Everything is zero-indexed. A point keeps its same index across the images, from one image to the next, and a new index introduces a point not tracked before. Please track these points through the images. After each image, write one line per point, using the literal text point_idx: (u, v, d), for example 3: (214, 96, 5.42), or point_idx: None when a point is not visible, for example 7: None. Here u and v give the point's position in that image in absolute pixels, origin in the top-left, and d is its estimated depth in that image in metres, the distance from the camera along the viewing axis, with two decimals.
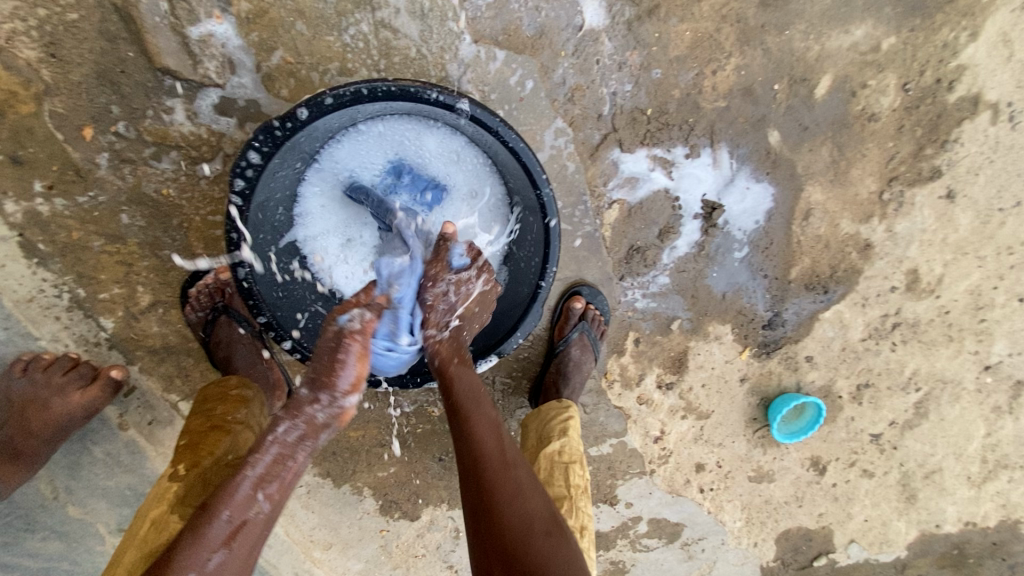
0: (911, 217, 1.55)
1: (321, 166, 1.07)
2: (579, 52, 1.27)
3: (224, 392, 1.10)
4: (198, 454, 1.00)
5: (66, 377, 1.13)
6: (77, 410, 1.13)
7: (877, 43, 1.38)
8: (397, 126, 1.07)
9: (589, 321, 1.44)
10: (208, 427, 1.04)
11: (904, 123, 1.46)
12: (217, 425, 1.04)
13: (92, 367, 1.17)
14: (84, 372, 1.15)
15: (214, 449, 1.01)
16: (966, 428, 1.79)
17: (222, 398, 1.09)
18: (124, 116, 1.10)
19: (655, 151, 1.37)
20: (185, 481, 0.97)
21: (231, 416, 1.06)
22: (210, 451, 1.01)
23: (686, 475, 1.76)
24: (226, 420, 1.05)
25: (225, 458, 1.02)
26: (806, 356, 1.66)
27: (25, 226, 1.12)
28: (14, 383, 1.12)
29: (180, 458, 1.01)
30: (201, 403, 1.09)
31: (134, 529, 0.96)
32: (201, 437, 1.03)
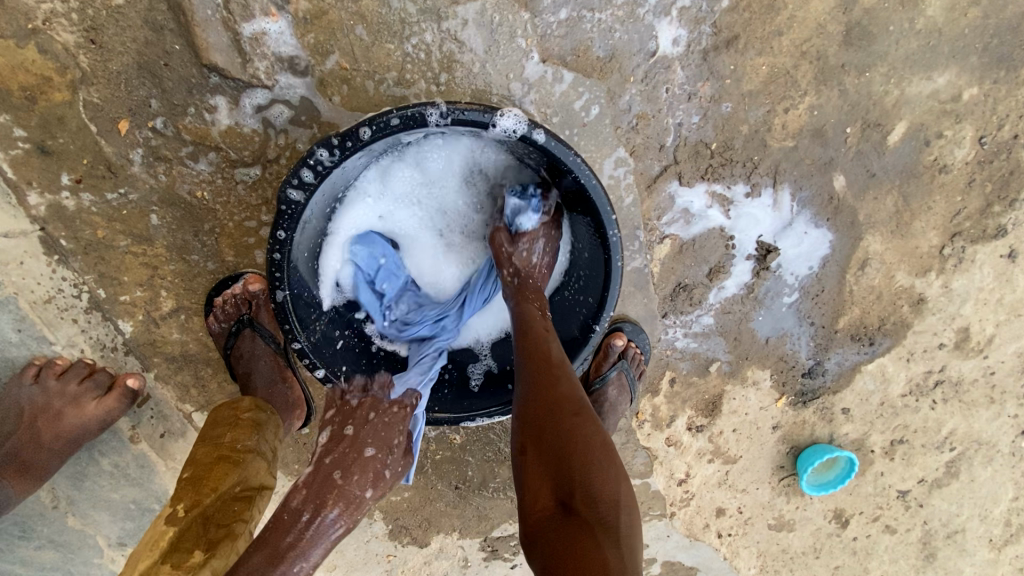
0: (969, 274, 1.47)
1: (368, 176, 0.99)
2: (648, 79, 1.19)
3: (235, 415, 1.02)
4: (201, 490, 0.92)
5: (82, 386, 1.07)
6: (92, 420, 1.08)
7: (958, 92, 1.30)
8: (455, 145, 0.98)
9: (629, 359, 1.37)
10: (213, 458, 0.95)
11: (975, 177, 1.38)
12: (224, 455, 0.96)
13: (109, 376, 1.11)
14: (101, 380, 1.09)
15: (219, 484, 0.92)
16: (999, 492, 1.72)
17: (230, 424, 1.00)
18: (163, 111, 1.02)
19: (715, 187, 1.29)
20: (182, 525, 0.87)
21: (240, 444, 0.98)
22: (214, 486, 0.92)
23: (706, 520, 1.68)
24: (234, 450, 0.97)
25: (229, 494, 0.92)
26: (842, 408, 1.59)
27: (48, 220, 1.05)
28: (26, 390, 1.07)
29: (181, 495, 0.92)
30: (209, 428, 1.00)
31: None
32: (206, 470, 0.94)
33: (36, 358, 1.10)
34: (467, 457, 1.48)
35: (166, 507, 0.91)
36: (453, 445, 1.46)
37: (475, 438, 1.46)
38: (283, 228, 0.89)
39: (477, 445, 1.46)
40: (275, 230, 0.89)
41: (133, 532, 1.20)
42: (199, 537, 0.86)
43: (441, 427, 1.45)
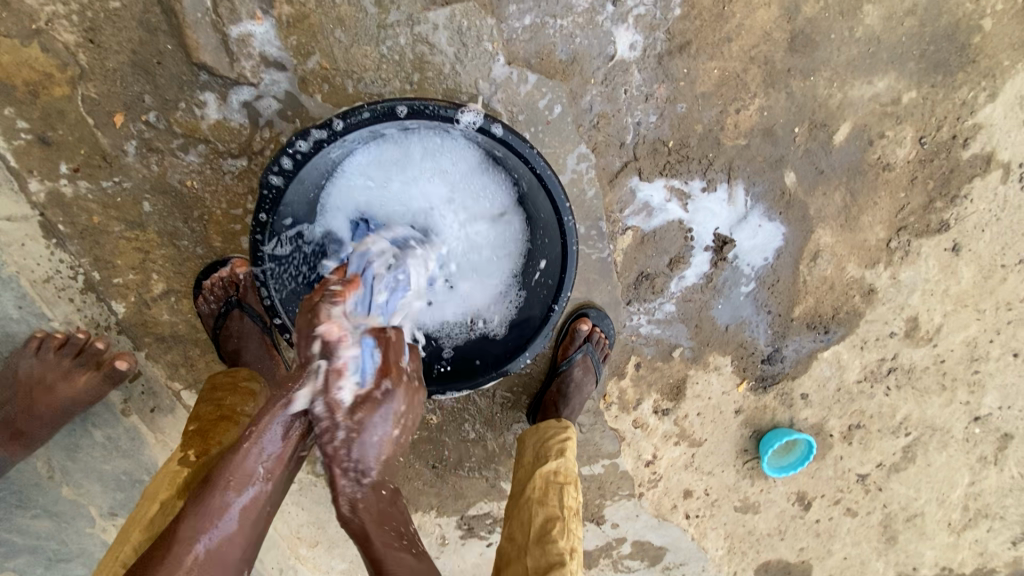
0: (915, 266, 1.57)
1: (354, 164, 1.08)
2: (608, 81, 1.29)
3: (233, 382, 1.12)
4: (208, 442, 1.03)
5: (75, 360, 1.15)
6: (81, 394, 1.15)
7: (898, 96, 1.41)
8: (433, 142, 1.07)
9: (594, 343, 1.46)
10: (217, 416, 1.06)
11: (917, 176, 1.48)
12: (227, 415, 1.07)
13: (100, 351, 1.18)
14: (91, 356, 1.17)
15: (223, 438, 1.04)
16: (951, 475, 1.82)
17: (232, 388, 1.11)
18: (155, 106, 1.11)
19: (673, 182, 1.39)
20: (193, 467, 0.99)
21: (241, 407, 1.09)
22: (219, 439, 1.03)
23: (674, 501, 1.77)
24: (236, 411, 1.07)
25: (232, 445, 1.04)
26: (801, 393, 1.69)
27: (47, 206, 1.13)
28: (25, 363, 1.14)
29: (190, 444, 1.03)
30: (212, 391, 1.10)
31: (137, 513, 0.97)
32: (211, 426, 1.05)
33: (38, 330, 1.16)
34: (443, 438, 1.56)
35: (177, 453, 1.03)
36: (429, 425, 1.54)
37: (451, 419, 1.55)
38: (265, 211, 1.01)
39: (453, 426, 1.55)
40: (258, 212, 1.00)
41: (124, 503, 1.28)
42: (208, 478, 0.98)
43: (418, 407, 1.53)
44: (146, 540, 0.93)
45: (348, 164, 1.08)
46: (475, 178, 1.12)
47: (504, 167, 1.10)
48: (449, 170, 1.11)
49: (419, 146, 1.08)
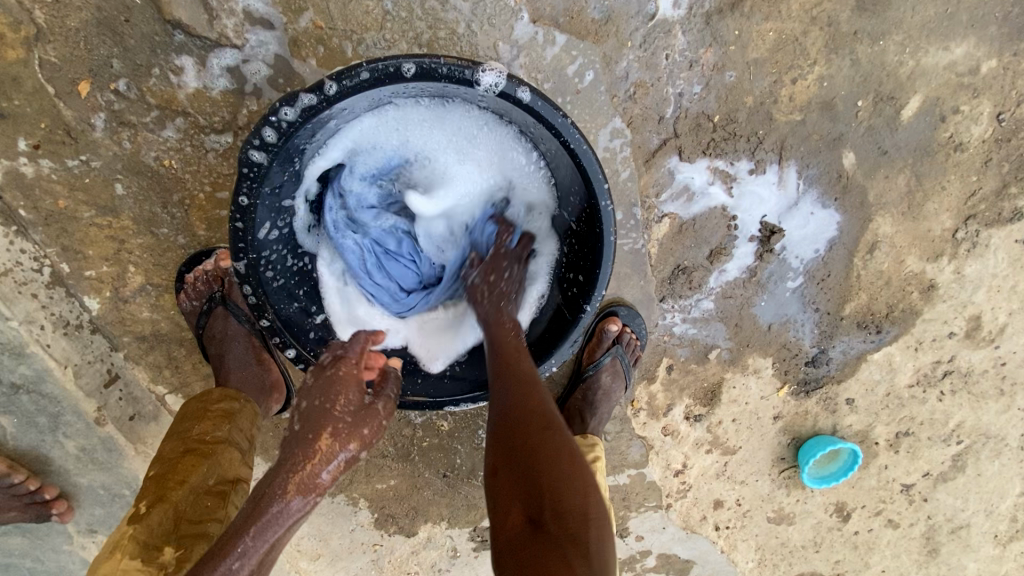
0: (983, 259, 1.40)
1: (347, 135, 0.91)
2: (646, 45, 1.12)
3: (204, 406, 0.96)
4: (167, 485, 0.86)
5: None
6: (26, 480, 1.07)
7: (976, 64, 1.23)
8: (442, 111, 0.91)
9: (624, 345, 1.31)
10: (180, 453, 0.90)
11: (993, 157, 1.30)
12: (192, 450, 0.90)
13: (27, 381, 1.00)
14: None
15: (187, 478, 0.87)
16: (1006, 487, 1.66)
17: (199, 415, 0.95)
18: (126, 72, 0.96)
19: (717, 162, 1.23)
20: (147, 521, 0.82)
21: (210, 436, 0.92)
22: (181, 480, 0.86)
23: (703, 512, 1.63)
24: (204, 442, 0.91)
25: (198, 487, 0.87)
26: (847, 398, 1.53)
27: (6, 188, 0.99)
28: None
29: (145, 491, 0.86)
30: (177, 421, 0.95)
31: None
32: (172, 464, 0.89)
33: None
34: (455, 445, 1.43)
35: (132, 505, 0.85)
36: (441, 431, 1.41)
37: (464, 425, 1.41)
38: (246, 193, 0.84)
39: (466, 432, 1.42)
40: (237, 195, 0.84)
41: (103, 518, 1.16)
42: (169, 533, 0.82)
43: (429, 412, 1.39)
44: None
45: (341, 134, 0.91)
46: (491, 153, 0.96)
47: (527, 141, 0.93)
48: (459, 143, 0.94)
49: (429, 117, 0.92)
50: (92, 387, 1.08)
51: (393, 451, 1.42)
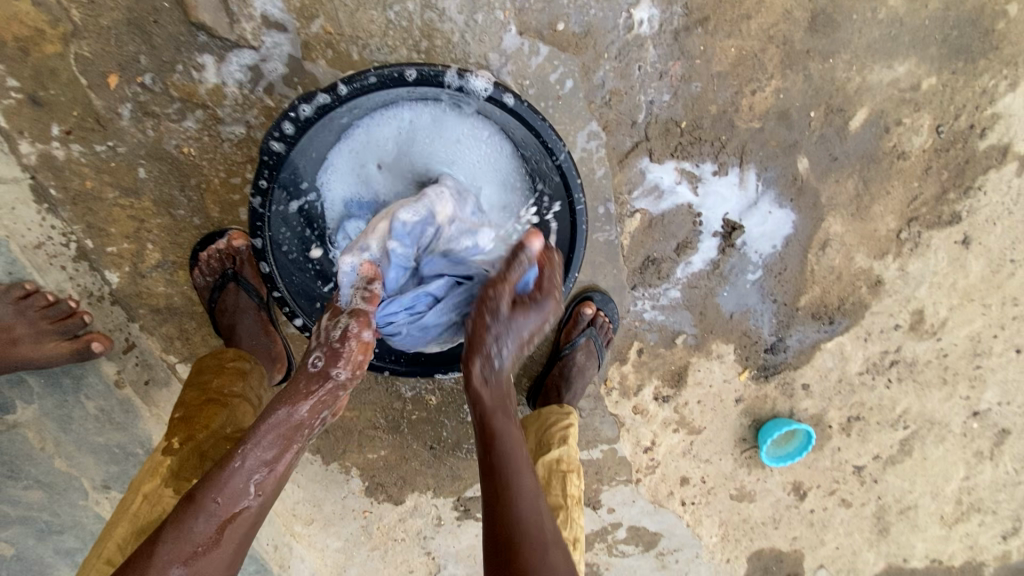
0: (924, 258, 1.55)
1: (368, 130, 1.05)
2: (622, 57, 1.25)
3: (221, 363, 1.09)
4: (192, 427, 1.00)
5: (54, 326, 1.11)
6: (85, 315, 1.15)
7: (917, 82, 1.38)
8: (451, 119, 1.05)
9: (597, 327, 1.44)
10: (202, 401, 1.03)
11: (932, 165, 1.45)
12: (212, 399, 1.03)
13: (81, 325, 1.15)
14: (70, 328, 1.13)
15: (209, 423, 1.01)
16: (947, 469, 1.81)
17: (217, 370, 1.07)
18: (151, 67, 1.07)
19: (684, 164, 1.36)
20: (177, 455, 0.98)
21: (227, 389, 1.05)
22: (205, 425, 1.00)
23: (670, 488, 1.76)
24: (222, 394, 1.04)
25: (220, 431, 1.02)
26: (802, 383, 1.67)
27: (38, 169, 1.10)
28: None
29: (175, 430, 1.01)
30: (197, 374, 1.07)
31: (125, 503, 0.97)
32: (196, 411, 1.02)
33: (24, 283, 1.12)
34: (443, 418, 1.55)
35: (164, 439, 1.00)
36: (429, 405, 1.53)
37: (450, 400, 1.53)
38: (265, 176, 0.97)
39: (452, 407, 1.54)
40: (258, 177, 0.97)
41: (118, 475, 1.27)
42: (192, 468, 0.97)
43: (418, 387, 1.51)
44: (134, 529, 0.93)
45: (355, 130, 1.04)
46: (485, 155, 1.09)
47: (513, 141, 1.07)
48: (467, 146, 1.08)
49: (436, 117, 1.05)
50: (112, 352, 1.21)
51: (384, 422, 1.53)
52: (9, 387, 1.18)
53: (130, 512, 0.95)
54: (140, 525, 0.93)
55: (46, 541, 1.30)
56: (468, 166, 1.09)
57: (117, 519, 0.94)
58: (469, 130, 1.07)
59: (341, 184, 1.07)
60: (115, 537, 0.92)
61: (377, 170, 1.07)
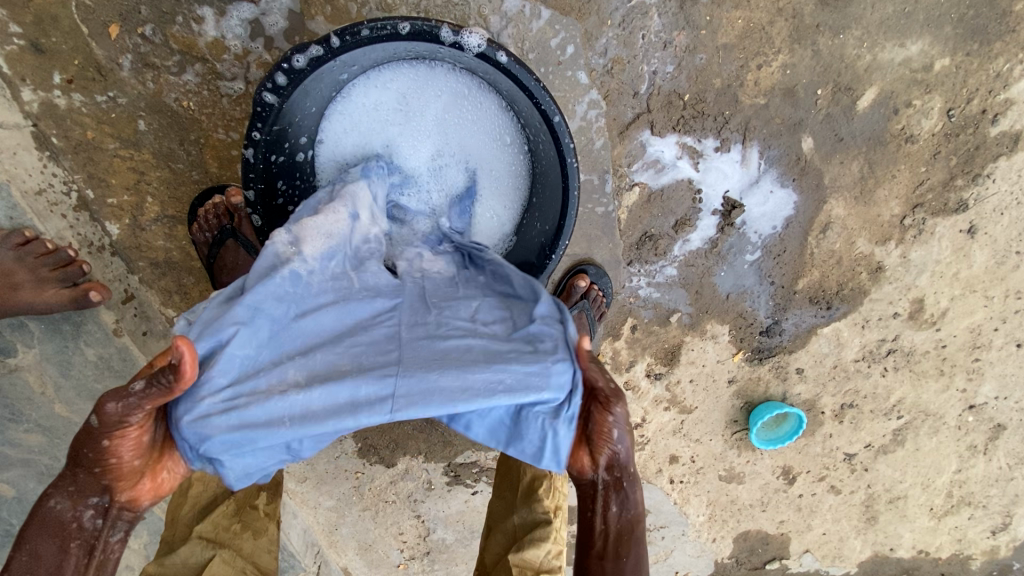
0: (928, 246, 1.52)
1: (364, 86, 1.06)
2: (625, 24, 1.28)
3: None
4: None
5: (55, 274, 1.15)
6: (84, 264, 1.18)
7: (930, 62, 1.35)
8: (448, 79, 1.07)
9: (590, 300, 1.44)
10: None
11: (941, 150, 1.42)
12: None
13: (81, 273, 1.18)
14: (70, 276, 1.16)
15: None
16: (939, 461, 1.81)
17: None
18: (152, 19, 1.11)
19: (685, 139, 1.38)
20: None
21: None
22: None
23: (659, 465, 1.78)
24: None
25: None
26: (796, 367, 1.65)
27: (41, 117, 1.14)
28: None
29: None
30: None
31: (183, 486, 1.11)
32: None
33: (23, 229, 1.15)
34: None
35: None
36: None
37: None
38: (258, 129, 0.97)
39: None
40: (251, 130, 0.97)
41: None
42: None
43: None
44: (196, 509, 1.09)
45: (353, 85, 1.05)
46: (479, 116, 1.09)
47: (509, 104, 1.06)
48: (460, 106, 1.08)
49: (432, 79, 1.06)
50: (111, 302, 1.25)
51: None
52: (11, 331, 1.21)
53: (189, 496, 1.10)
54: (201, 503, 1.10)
55: (46, 484, 1.35)
56: (458, 130, 1.10)
57: (179, 504, 1.09)
58: (466, 90, 1.07)
59: (336, 138, 1.08)
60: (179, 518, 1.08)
61: (369, 130, 1.08)
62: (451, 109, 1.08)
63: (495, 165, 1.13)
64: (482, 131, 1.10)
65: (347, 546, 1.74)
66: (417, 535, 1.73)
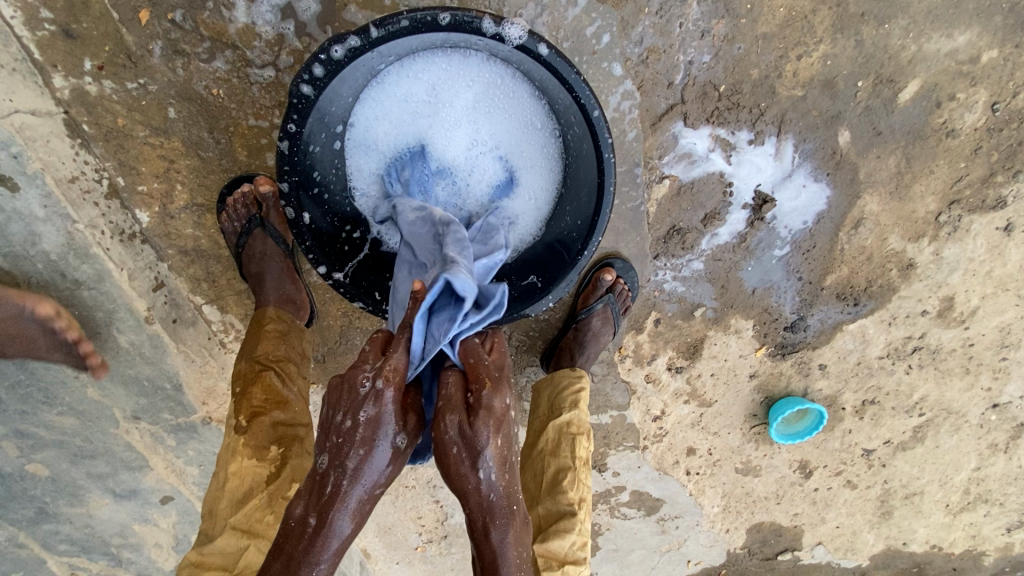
0: (962, 243, 1.48)
1: (400, 74, 1.03)
2: (662, 12, 1.25)
3: (261, 326, 1.18)
4: (250, 400, 1.12)
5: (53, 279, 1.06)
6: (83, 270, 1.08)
7: (977, 54, 1.30)
8: (484, 68, 1.03)
9: (616, 295, 1.45)
10: (254, 371, 1.14)
11: (982, 145, 1.38)
12: (261, 368, 1.14)
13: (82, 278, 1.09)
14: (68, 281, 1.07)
15: (264, 389, 1.13)
16: (959, 459, 1.79)
17: (259, 336, 1.17)
18: (183, 5, 1.09)
19: (719, 131, 1.35)
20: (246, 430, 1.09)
21: (271, 354, 1.16)
22: (265, 390, 1.13)
23: (676, 457, 1.78)
24: (269, 360, 1.15)
25: (269, 393, 1.14)
26: (819, 364, 1.63)
27: (71, 104, 1.14)
28: None
29: (238, 409, 1.12)
30: (244, 345, 1.17)
31: (218, 484, 1.07)
32: (252, 381, 1.13)
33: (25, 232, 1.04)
34: None
35: (230, 419, 1.12)
36: None
37: None
38: (293, 121, 0.96)
39: None
40: (286, 122, 0.96)
41: (147, 407, 1.35)
42: (270, 436, 1.10)
43: None
44: (234, 503, 1.05)
45: (388, 72, 1.03)
46: (514, 106, 1.06)
47: (544, 95, 1.04)
48: (496, 94, 1.06)
49: (466, 67, 1.04)
50: (142, 289, 1.26)
51: None
52: None
53: (225, 492, 1.05)
54: (237, 497, 1.04)
55: (79, 464, 1.38)
56: (494, 119, 1.08)
57: (217, 498, 1.05)
58: (501, 79, 1.04)
59: (369, 124, 1.07)
60: (220, 513, 1.04)
61: (405, 116, 1.07)
62: (485, 97, 1.06)
63: (529, 155, 1.11)
64: (517, 121, 1.08)
65: (367, 529, 1.77)
66: (435, 519, 1.76)
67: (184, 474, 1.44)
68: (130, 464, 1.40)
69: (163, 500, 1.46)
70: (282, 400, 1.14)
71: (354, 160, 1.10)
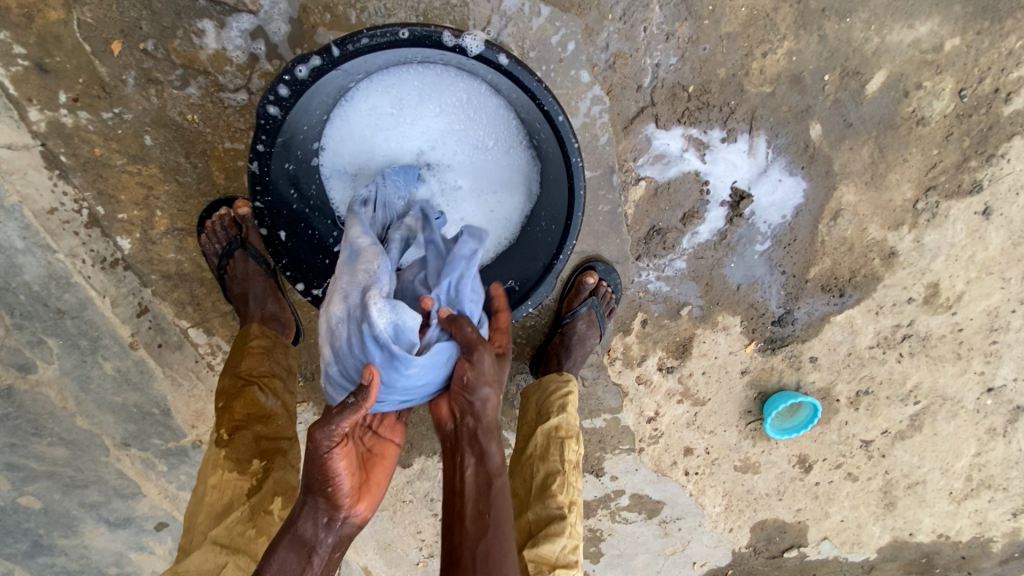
0: (941, 230, 1.49)
1: (367, 91, 1.05)
2: (626, 18, 1.27)
3: (245, 342, 1.19)
4: (232, 414, 1.13)
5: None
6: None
7: (939, 43, 1.32)
8: (452, 82, 1.05)
9: (599, 297, 1.46)
10: (237, 386, 1.14)
11: (953, 131, 1.39)
12: (244, 382, 1.15)
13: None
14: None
15: (246, 403, 1.14)
16: (958, 445, 1.79)
17: (243, 353, 1.17)
18: (153, 34, 1.12)
19: (691, 130, 1.36)
20: (229, 443, 1.10)
21: (256, 370, 1.17)
22: (247, 405, 1.14)
23: (674, 457, 1.77)
24: (252, 375, 1.16)
25: (253, 407, 1.14)
26: (810, 356, 1.63)
27: (49, 136, 1.16)
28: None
29: (221, 423, 1.13)
30: (227, 359, 1.18)
31: (198, 497, 1.07)
32: (234, 396, 1.14)
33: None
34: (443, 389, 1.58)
35: (213, 433, 1.12)
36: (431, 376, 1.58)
37: None
38: (262, 140, 0.99)
39: None
40: (256, 142, 0.98)
41: (136, 433, 1.35)
42: (253, 449, 1.11)
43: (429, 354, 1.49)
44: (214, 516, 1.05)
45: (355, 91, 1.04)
46: (483, 116, 1.08)
47: (512, 104, 1.05)
48: (465, 105, 1.07)
49: (434, 83, 1.05)
50: (126, 315, 1.27)
51: None
52: (30, 347, 1.24)
53: (206, 504, 1.06)
54: (218, 509, 1.05)
55: (71, 494, 1.38)
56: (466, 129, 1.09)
57: (197, 511, 1.05)
58: (468, 92, 1.06)
59: (342, 141, 1.08)
60: (200, 526, 1.04)
61: (376, 130, 1.08)
62: (453, 110, 1.07)
63: (501, 162, 1.12)
64: (486, 132, 1.10)
65: (366, 546, 1.76)
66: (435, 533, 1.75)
67: (177, 499, 1.44)
68: (123, 491, 1.40)
69: (157, 527, 1.46)
70: (265, 413, 1.16)
71: (327, 175, 1.11)
